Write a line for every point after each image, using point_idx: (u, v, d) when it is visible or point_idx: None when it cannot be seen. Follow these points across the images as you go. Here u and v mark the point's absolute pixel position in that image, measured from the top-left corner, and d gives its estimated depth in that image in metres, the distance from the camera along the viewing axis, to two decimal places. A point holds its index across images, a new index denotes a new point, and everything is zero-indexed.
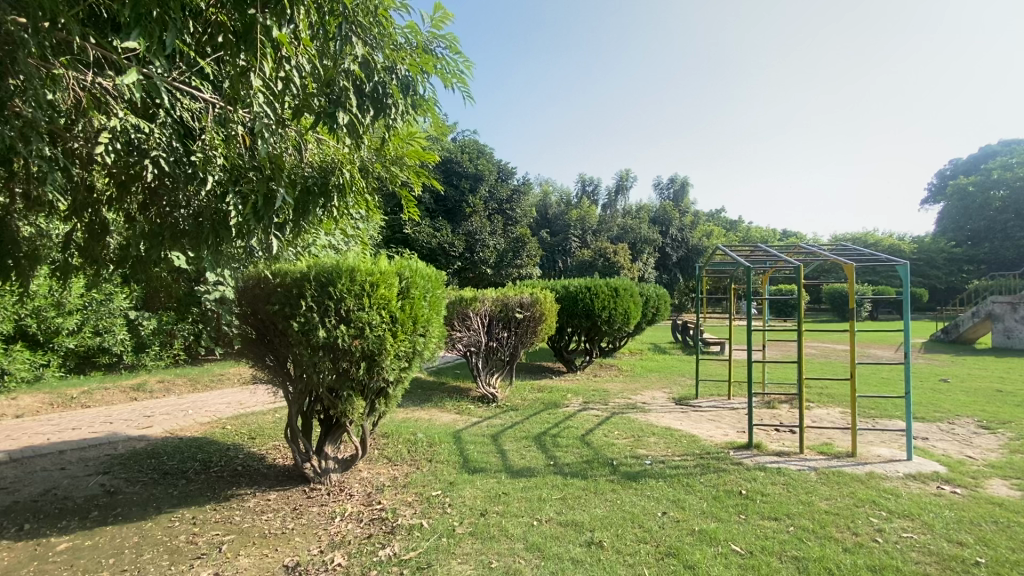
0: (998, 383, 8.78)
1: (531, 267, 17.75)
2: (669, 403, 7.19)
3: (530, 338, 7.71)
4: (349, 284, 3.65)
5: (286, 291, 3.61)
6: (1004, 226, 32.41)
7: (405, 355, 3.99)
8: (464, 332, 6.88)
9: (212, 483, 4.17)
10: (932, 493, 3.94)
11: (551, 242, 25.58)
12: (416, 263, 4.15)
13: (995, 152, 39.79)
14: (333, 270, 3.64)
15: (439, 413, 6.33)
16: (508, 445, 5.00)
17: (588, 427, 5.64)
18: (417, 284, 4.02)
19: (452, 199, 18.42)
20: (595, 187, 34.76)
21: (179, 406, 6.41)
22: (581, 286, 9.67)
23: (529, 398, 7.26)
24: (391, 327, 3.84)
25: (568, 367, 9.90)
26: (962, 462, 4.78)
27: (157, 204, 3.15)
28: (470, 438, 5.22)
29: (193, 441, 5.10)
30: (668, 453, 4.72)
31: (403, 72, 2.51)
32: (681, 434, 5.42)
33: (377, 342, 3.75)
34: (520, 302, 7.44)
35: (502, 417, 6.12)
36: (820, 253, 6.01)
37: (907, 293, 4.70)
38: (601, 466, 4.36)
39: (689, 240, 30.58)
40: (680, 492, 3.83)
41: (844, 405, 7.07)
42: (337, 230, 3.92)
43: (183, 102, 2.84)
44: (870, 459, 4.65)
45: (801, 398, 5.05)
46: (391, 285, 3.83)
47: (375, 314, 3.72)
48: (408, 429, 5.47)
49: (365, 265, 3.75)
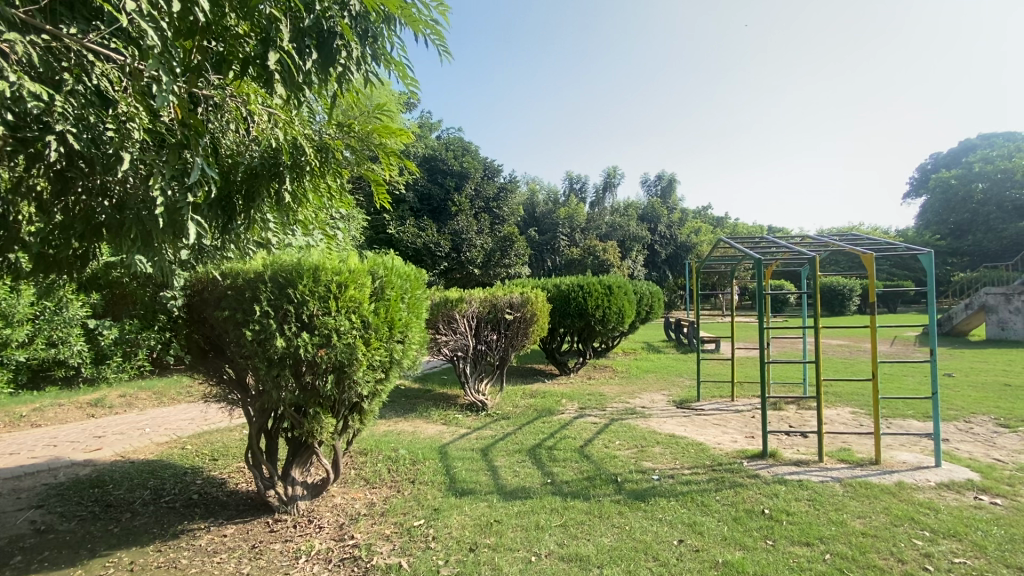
0: (1004, 377, 8.49)
1: (519, 266, 17.28)
2: (670, 407, 6.76)
3: (522, 341, 7.20)
4: (312, 285, 3.14)
5: (237, 294, 3.09)
6: (985, 218, 32.60)
7: (381, 365, 3.49)
8: (450, 336, 6.44)
9: (161, 517, 3.64)
10: (972, 506, 3.54)
11: (539, 241, 25.08)
12: (391, 261, 3.65)
13: (976, 146, 40.23)
14: (293, 269, 3.13)
15: (424, 425, 5.83)
16: (500, 460, 4.51)
17: (586, 436, 5.20)
18: (394, 285, 3.52)
19: (437, 197, 17.86)
20: (582, 185, 34.42)
21: (135, 424, 5.82)
22: (574, 284, 9.21)
23: (521, 404, 6.79)
24: (363, 333, 3.33)
25: (561, 370, 9.49)
26: (993, 466, 4.40)
27: (71, 190, 2.62)
28: (458, 452, 4.73)
29: (146, 465, 4.55)
30: (676, 466, 4.28)
31: (356, 10, 2.06)
32: (687, 442, 5.00)
33: (347, 352, 3.25)
34: (510, 303, 6.94)
35: (493, 427, 5.65)
36: (831, 245, 5.58)
37: (934, 285, 4.28)
38: (605, 484, 3.90)
39: (678, 237, 30.37)
40: (696, 514, 3.38)
41: (853, 405, 6.71)
42: (302, 224, 3.43)
43: (97, 66, 2.33)
44: (896, 467, 4.24)
45: (819, 400, 4.62)
46: (364, 284, 3.33)
47: (343, 318, 3.22)
48: (390, 445, 4.98)
49: (331, 262, 3.24)
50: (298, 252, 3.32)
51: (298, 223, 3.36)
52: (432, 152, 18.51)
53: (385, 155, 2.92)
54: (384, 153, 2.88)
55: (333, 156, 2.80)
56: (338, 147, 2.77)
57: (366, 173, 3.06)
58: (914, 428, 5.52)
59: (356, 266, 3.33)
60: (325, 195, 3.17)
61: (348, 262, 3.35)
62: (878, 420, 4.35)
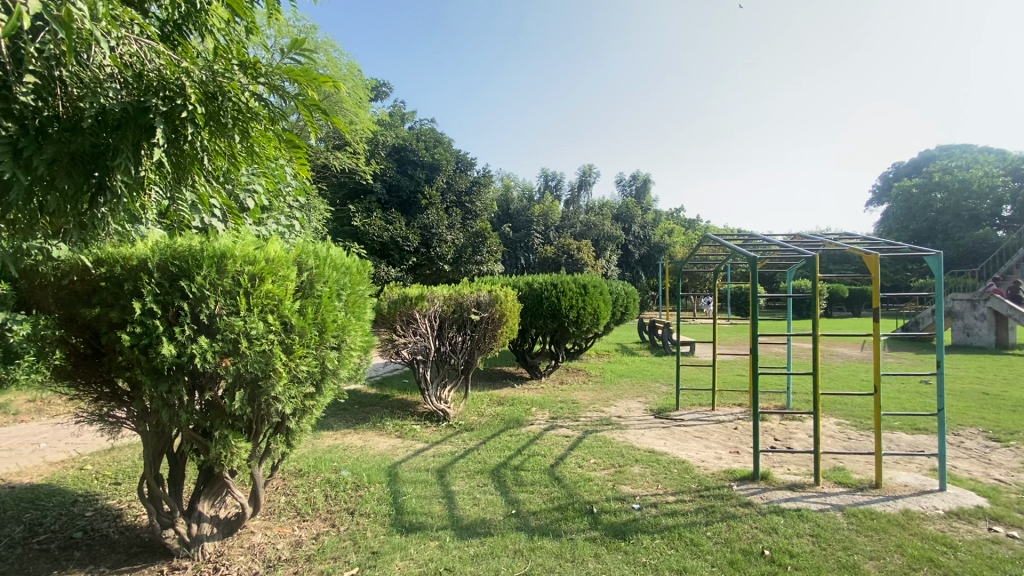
0: (982, 385, 8.31)
1: (492, 263, 16.72)
2: (648, 416, 6.27)
3: (489, 344, 6.58)
4: (214, 275, 2.47)
5: (113, 286, 2.41)
6: (945, 227, 33.22)
7: (309, 377, 2.85)
8: (408, 337, 5.80)
9: (27, 563, 2.90)
10: (990, 540, 3.11)
11: (513, 238, 24.32)
12: (322, 249, 3.00)
13: (935, 157, 41.56)
14: (189, 255, 2.46)
15: (376, 438, 5.17)
16: (458, 484, 3.90)
17: (557, 453, 4.64)
18: (326, 278, 2.88)
19: (407, 188, 16.98)
20: (558, 182, 33.92)
21: (31, 438, 4.97)
22: (547, 282, 8.67)
23: (487, 414, 6.19)
24: (283, 338, 2.67)
25: (532, 373, 8.97)
26: (998, 488, 4.02)
27: None
28: (410, 475, 4.08)
29: (27, 492, 3.78)
30: (658, 491, 3.76)
31: None
32: (668, 459, 4.50)
33: (260, 362, 2.59)
34: (477, 302, 6.32)
35: (453, 441, 5.05)
36: (827, 243, 5.12)
37: (942, 287, 3.86)
38: (577, 516, 3.34)
39: (652, 238, 30.24)
40: (685, 557, 2.84)
41: (837, 415, 6.36)
42: (209, 200, 2.76)
43: None
44: (899, 492, 3.81)
45: (814, 415, 4.19)
46: (286, 276, 2.68)
47: (256, 319, 2.55)
48: (331, 464, 4.31)
49: (242, 248, 2.57)
50: (200, 235, 2.64)
51: (204, 200, 2.70)
52: (401, 141, 17.65)
53: (303, 107, 2.26)
54: (302, 107, 2.21)
55: (230, 104, 2.14)
56: (238, 93, 2.12)
57: (280, 133, 2.41)
58: (906, 443, 5.15)
59: (276, 254, 2.67)
60: (229, 161, 2.50)
61: (267, 248, 2.69)
62: (881, 439, 3.91)
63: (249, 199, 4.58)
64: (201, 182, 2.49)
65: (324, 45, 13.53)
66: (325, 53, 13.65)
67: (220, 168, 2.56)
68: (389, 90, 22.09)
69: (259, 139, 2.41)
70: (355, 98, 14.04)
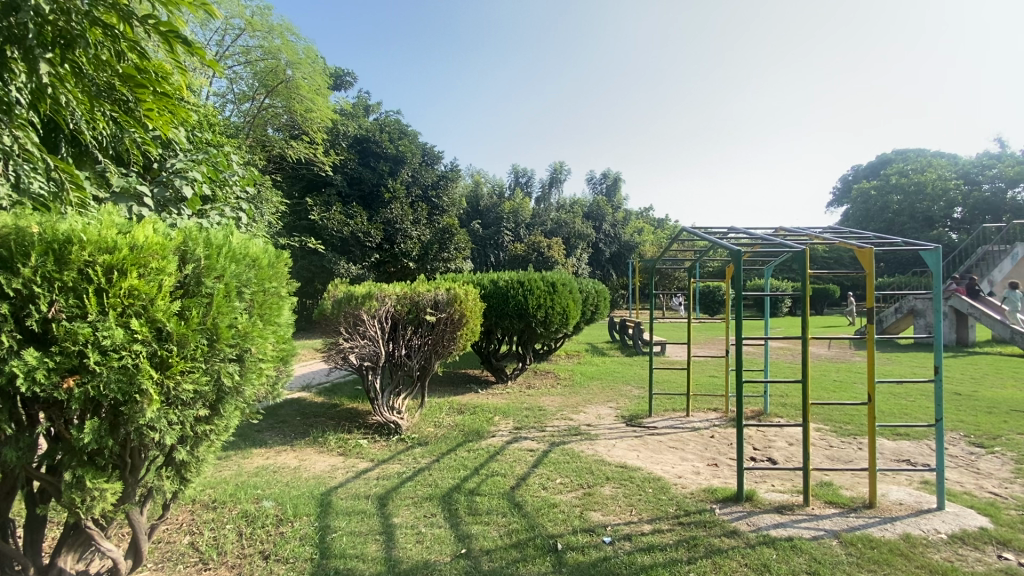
0: (954, 385, 8.18)
1: (459, 260, 16.07)
2: (619, 424, 5.82)
3: (449, 346, 5.98)
4: (52, 267, 1.84)
5: None
6: (901, 229, 34.52)
7: (198, 396, 2.24)
8: (355, 341, 5.13)
9: None
10: (1002, 571, 2.73)
11: (482, 235, 23.79)
12: (216, 235, 2.41)
13: (892, 160, 42.97)
14: (14, 240, 1.82)
15: (315, 457, 4.55)
16: (401, 515, 3.33)
17: (518, 471, 4.13)
18: (219, 272, 2.27)
19: (370, 181, 16.16)
20: (528, 178, 33.49)
21: None
22: (513, 281, 8.12)
23: (444, 425, 5.62)
24: (156, 349, 2.05)
25: (497, 377, 8.43)
26: (995, 503, 3.70)
27: None
28: (346, 504, 3.50)
29: None
30: (631, 518, 3.28)
31: None
32: (641, 476, 4.04)
33: (121, 381, 1.98)
34: (434, 301, 5.72)
35: (403, 459, 4.47)
36: (812, 237, 4.74)
37: (938, 284, 3.54)
38: (538, 553, 2.84)
39: (622, 236, 30.10)
40: None
41: (816, 420, 6.04)
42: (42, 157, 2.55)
43: None
44: (895, 513, 3.44)
45: (802, 426, 3.77)
46: (162, 269, 2.06)
47: (116, 327, 1.93)
48: (255, 491, 3.69)
49: (98, 230, 1.96)
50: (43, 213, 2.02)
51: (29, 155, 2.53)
52: (364, 132, 16.72)
53: (158, 31, 2.10)
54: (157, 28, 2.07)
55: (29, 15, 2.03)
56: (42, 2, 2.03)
57: (125, 68, 2.37)
58: (893, 453, 4.81)
59: (147, 240, 2.04)
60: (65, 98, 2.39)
61: (135, 232, 2.06)
62: (874, 453, 3.52)
63: (184, 185, 3.71)
64: (17, 123, 2.43)
65: (280, 27, 12.69)
66: (280, 36, 12.74)
67: (55, 113, 2.58)
68: (352, 81, 21.17)
69: (102, 71, 2.37)
70: (313, 84, 13.37)
